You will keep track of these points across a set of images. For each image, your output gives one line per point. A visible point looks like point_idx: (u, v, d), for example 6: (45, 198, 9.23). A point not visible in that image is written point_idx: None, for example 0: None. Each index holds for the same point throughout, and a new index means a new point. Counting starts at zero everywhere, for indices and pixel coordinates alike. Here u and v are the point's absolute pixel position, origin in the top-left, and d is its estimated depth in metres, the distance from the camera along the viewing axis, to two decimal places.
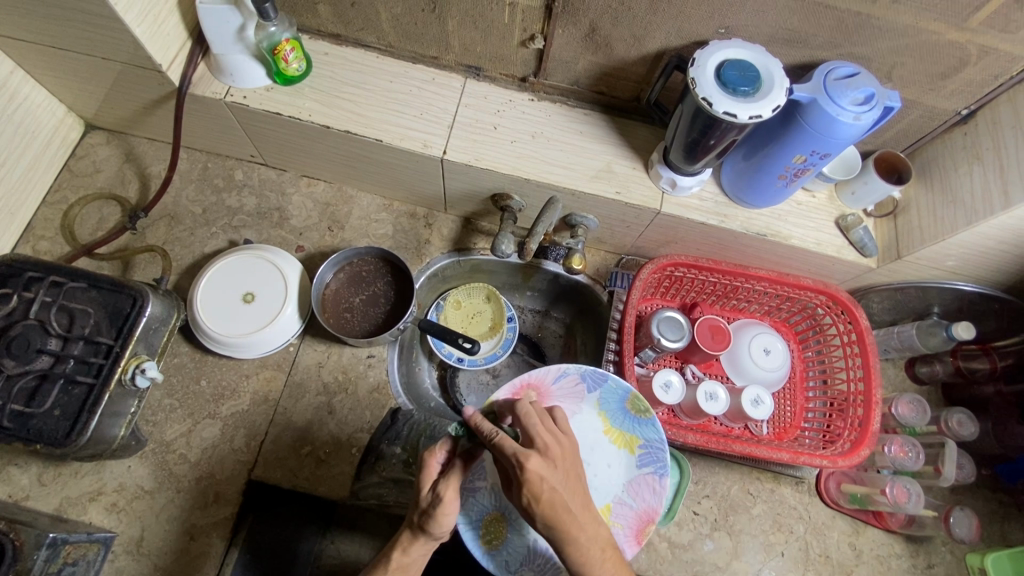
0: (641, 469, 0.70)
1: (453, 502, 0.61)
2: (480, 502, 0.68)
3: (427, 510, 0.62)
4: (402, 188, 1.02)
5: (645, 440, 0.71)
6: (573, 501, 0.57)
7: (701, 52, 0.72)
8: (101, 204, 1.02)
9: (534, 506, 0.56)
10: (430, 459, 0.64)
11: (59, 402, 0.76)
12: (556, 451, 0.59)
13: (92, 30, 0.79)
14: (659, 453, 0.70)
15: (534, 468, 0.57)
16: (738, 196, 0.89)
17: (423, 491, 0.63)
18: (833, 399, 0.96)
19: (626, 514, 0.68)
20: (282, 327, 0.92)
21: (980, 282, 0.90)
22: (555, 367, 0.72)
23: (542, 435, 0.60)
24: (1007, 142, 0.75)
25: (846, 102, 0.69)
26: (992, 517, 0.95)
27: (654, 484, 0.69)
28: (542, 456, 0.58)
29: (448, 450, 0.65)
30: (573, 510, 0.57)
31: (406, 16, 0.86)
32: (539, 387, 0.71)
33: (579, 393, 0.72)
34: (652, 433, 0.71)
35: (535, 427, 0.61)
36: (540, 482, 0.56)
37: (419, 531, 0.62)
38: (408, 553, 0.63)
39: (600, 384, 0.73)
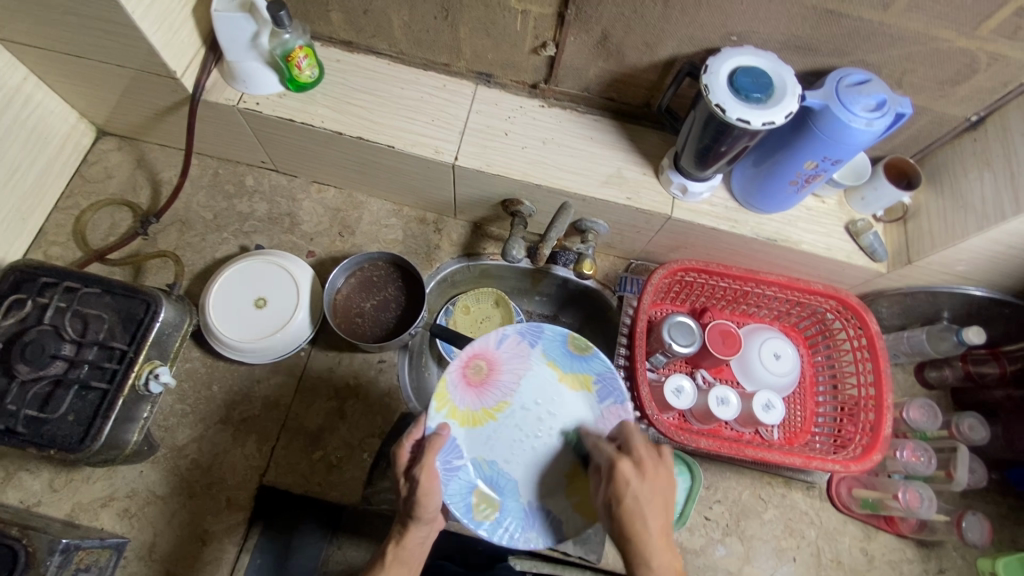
0: (602, 403, 0.73)
1: (429, 480, 0.63)
2: (463, 478, 0.69)
3: (410, 497, 0.64)
4: (412, 194, 1.03)
5: (597, 374, 0.74)
6: (654, 526, 0.59)
7: (714, 59, 0.72)
8: (112, 209, 1.02)
9: (615, 505, 0.61)
10: (399, 450, 0.67)
11: (73, 408, 0.76)
12: (647, 469, 0.62)
13: (107, 37, 0.80)
14: (613, 383, 0.73)
15: (623, 471, 0.62)
16: (749, 201, 0.89)
17: (401, 482, 0.66)
18: (843, 404, 0.96)
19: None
20: (294, 332, 0.92)
21: (990, 287, 0.90)
22: (494, 332, 0.73)
23: (639, 449, 0.64)
24: (1017, 148, 0.75)
25: (858, 109, 0.70)
26: (1003, 521, 0.95)
27: (618, 411, 0.72)
28: (635, 466, 0.62)
29: (415, 441, 0.68)
30: (652, 530, 0.59)
31: (418, 23, 0.87)
32: (484, 355, 0.72)
33: (523, 350, 0.74)
34: (602, 367, 0.74)
35: (636, 442, 0.65)
36: (625, 490, 0.61)
37: (410, 520, 0.65)
38: (405, 543, 0.65)
39: (539, 336, 0.75)
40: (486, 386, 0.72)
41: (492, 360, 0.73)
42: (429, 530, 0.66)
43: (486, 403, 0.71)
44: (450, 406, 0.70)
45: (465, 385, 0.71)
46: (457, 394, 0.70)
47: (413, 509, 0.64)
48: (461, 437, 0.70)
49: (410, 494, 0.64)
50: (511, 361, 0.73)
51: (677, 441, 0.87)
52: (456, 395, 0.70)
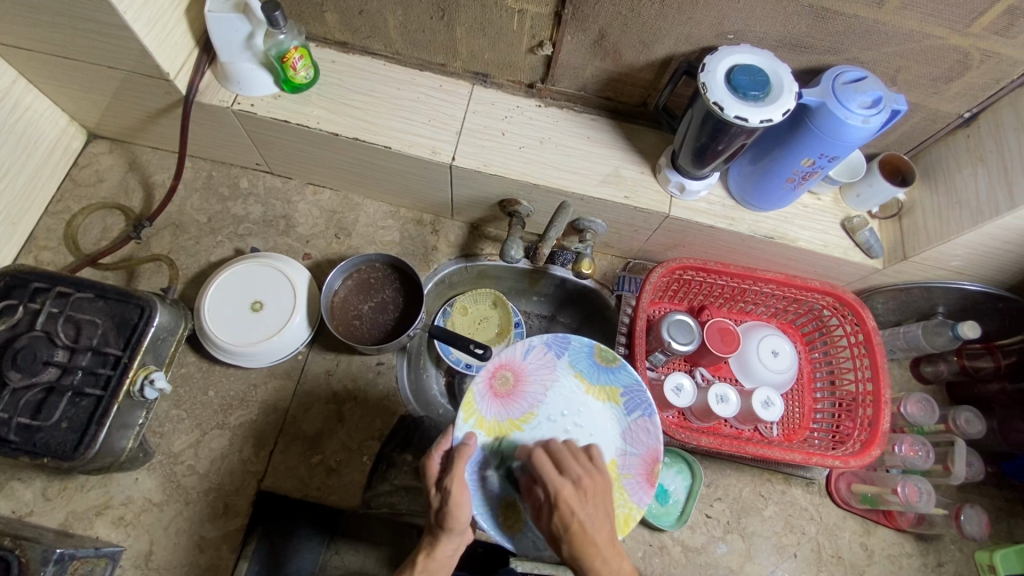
0: (630, 416, 0.72)
1: (460, 493, 0.62)
2: (490, 490, 0.67)
3: (442, 508, 0.62)
4: (409, 195, 1.02)
5: (623, 387, 0.73)
6: (602, 539, 0.60)
7: (711, 57, 0.72)
8: (104, 213, 1.01)
9: (563, 532, 0.59)
10: (428, 462, 0.65)
11: (67, 415, 0.75)
12: (587, 485, 0.62)
13: (99, 38, 0.79)
14: (640, 395, 0.73)
15: (565, 496, 0.61)
16: (746, 199, 0.89)
17: (431, 494, 0.63)
18: (841, 400, 0.96)
19: (632, 463, 0.70)
20: (291, 335, 0.91)
21: (984, 282, 0.91)
22: (520, 344, 0.73)
23: (573, 467, 0.63)
24: (1010, 144, 0.76)
25: (854, 106, 0.70)
26: (999, 514, 0.96)
27: (646, 425, 0.72)
28: (574, 487, 0.61)
29: (444, 453, 0.66)
30: (600, 545, 0.59)
31: (414, 24, 0.86)
32: (510, 366, 0.72)
33: (549, 362, 0.73)
34: (628, 379, 0.74)
35: (569, 460, 0.64)
36: (571, 515, 0.60)
37: (442, 531, 0.62)
38: (436, 555, 0.63)
39: (565, 347, 0.74)
40: (513, 398, 0.71)
41: (519, 371, 0.72)
42: (460, 542, 0.64)
43: (512, 414, 0.70)
44: (477, 416, 0.69)
45: (492, 395, 0.70)
46: (483, 404, 0.70)
47: (445, 519, 0.62)
48: (488, 448, 0.68)
49: (443, 506, 0.62)
50: (538, 373, 0.73)
51: (677, 439, 0.87)
52: (483, 405, 0.70)
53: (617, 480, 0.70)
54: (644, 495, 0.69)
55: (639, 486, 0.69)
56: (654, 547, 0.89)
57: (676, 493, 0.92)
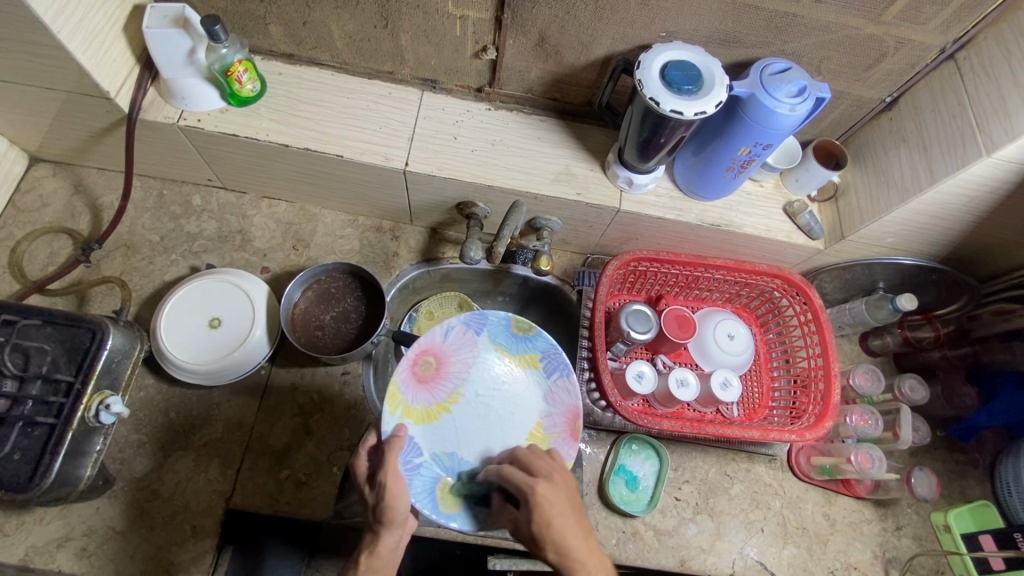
0: (550, 378, 0.76)
1: (396, 483, 0.61)
2: (426, 474, 0.69)
3: (378, 504, 0.61)
4: (366, 203, 1.03)
5: (541, 352, 0.77)
6: (581, 534, 0.57)
7: (646, 54, 0.75)
8: (51, 238, 0.98)
9: (544, 531, 0.56)
10: (357, 459, 0.65)
11: (19, 446, 0.73)
12: (560, 479, 0.61)
13: (33, 59, 0.77)
14: (557, 356, 0.77)
15: (543, 492, 0.59)
16: (692, 189, 0.93)
17: (366, 491, 0.62)
18: (796, 377, 1.00)
19: (555, 422, 0.74)
20: (253, 349, 0.90)
21: (919, 256, 0.96)
22: (439, 327, 0.75)
23: (544, 466, 0.63)
24: (927, 123, 0.81)
25: (781, 95, 0.74)
26: (951, 475, 1.01)
27: (566, 385, 0.76)
28: (548, 481, 0.60)
29: (371, 451, 0.66)
30: (582, 537, 0.57)
31: (358, 33, 0.87)
32: (431, 351, 0.74)
33: (470, 340, 0.76)
34: (546, 344, 0.77)
35: (538, 461, 0.64)
36: (549, 506, 0.58)
37: (381, 526, 0.61)
38: (379, 551, 0.61)
39: (484, 323, 0.77)
40: (435, 381, 0.73)
41: (439, 354, 0.75)
42: (401, 533, 0.63)
43: (438, 397, 0.73)
44: (404, 407, 0.71)
45: (415, 382, 0.72)
46: (409, 393, 0.72)
47: (382, 512, 0.60)
48: (420, 434, 0.71)
49: (377, 501, 0.61)
50: (460, 352, 0.76)
51: (641, 425, 0.90)
52: (408, 395, 0.71)
53: (544, 440, 0.73)
54: (570, 449, 0.73)
55: (565, 442, 0.73)
56: (627, 533, 0.91)
57: (644, 479, 0.95)
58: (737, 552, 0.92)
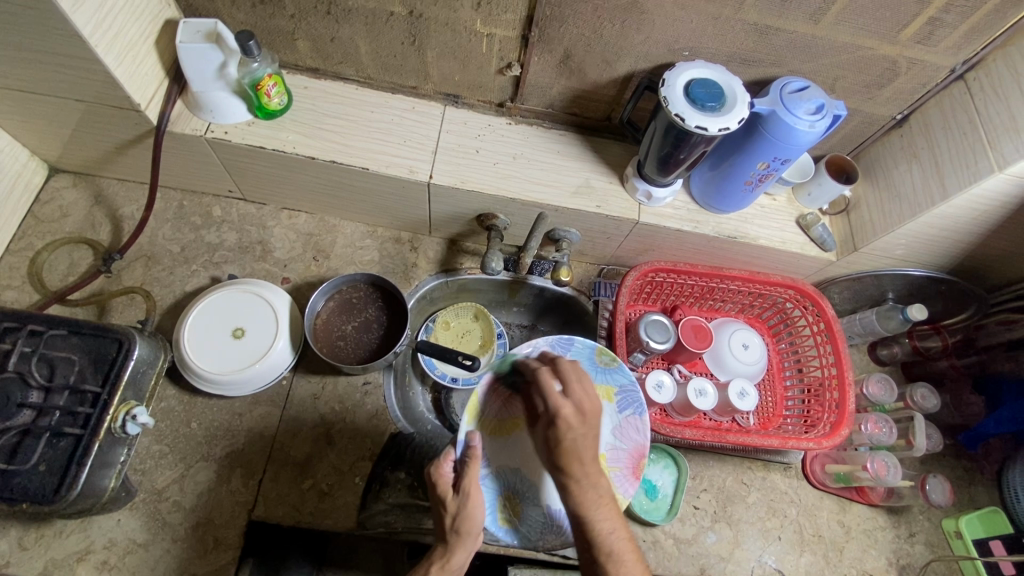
0: (622, 412, 0.76)
1: (476, 493, 0.64)
2: (489, 487, 0.70)
3: (459, 513, 0.63)
4: (386, 214, 1.04)
5: (619, 387, 0.77)
6: (589, 459, 0.63)
7: (670, 73, 0.78)
8: (71, 248, 0.99)
9: (555, 445, 0.63)
10: (438, 472, 0.65)
11: (45, 457, 0.72)
12: (586, 408, 0.65)
13: (67, 71, 0.78)
14: (634, 395, 0.77)
15: (565, 415, 0.64)
16: (709, 203, 0.96)
17: (447, 499, 0.64)
18: (809, 386, 1.02)
19: (621, 457, 0.74)
20: (274, 360, 0.90)
21: (927, 267, 0.99)
22: (527, 343, 0.75)
23: (576, 390, 0.66)
24: (939, 140, 0.84)
25: (801, 112, 0.77)
26: (960, 482, 1.03)
27: (637, 423, 0.76)
28: (574, 408, 0.65)
29: (454, 462, 0.67)
30: (586, 461, 0.63)
31: (385, 49, 0.89)
32: (516, 367, 0.73)
33: None
34: (624, 380, 0.78)
35: (574, 381, 0.67)
36: (564, 429, 0.63)
37: (457, 537, 0.63)
38: (451, 565, 0.61)
39: (568, 346, 0.78)
40: (514, 397, 0.72)
41: None
42: (471, 548, 0.64)
43: (513, 412, 0.71)
44: (480, 417, 0.70)
45: (495, 395, 0.72)
46: (487, 405, 0.71)
47: (462, 521, 0.63)
48: (490, 446, 0.70)
49: (460, 510, 0.63)
50: None
51: (662, 433, 0.91)
52: (487, 406, 0.71)
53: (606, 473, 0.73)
54: (630, 487, 0.73)
55: (626, 479, 0.73)
56: (648, 542, 0.91)
57: (664, 488, 0.94)
58: (755, 560, 0.93)
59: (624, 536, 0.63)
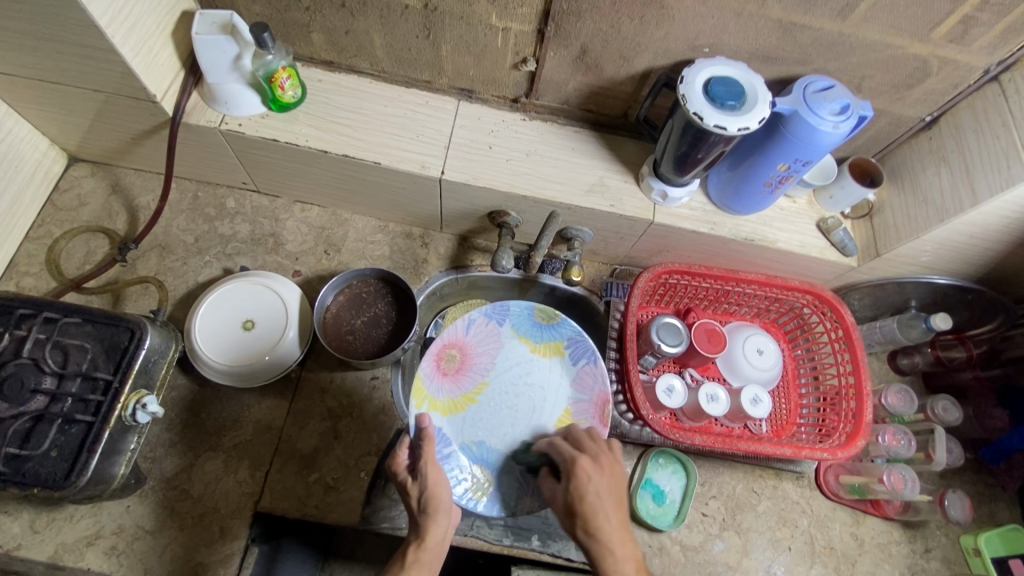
0: (577, 363, 0.82)
1: (435, 472, 0.66)
2: (457, 464, 0.75)
3: (423, 495, 0.65)
4: (398, 210, 1.04)
5: (567, 339, 0.84)
6: (614, 519, 0.63)
7: (689, 69, 0.76)
8: (88, 237, 1.00)
9: (578, 502, 0.64)
10: (396, 460, 0.69)
11: (57, 443, 0.72)
12: (603, 461, 0.67)
13: (83, 61, 0.79)
14: (583, 344, 0.83)
15: (583, 466, 0.66)
16: (726, 204, 0.93)
17: (409, 484, 0.66)
18: (825, 394, 1.00)
19: (585, 406, 0.80)
20: (284, 352, 0.91)
21: (953, 275, 0.96)
22: (460, 322, 0.83)
23: (590, 445, 0.69)
24: (970, 144, 0.81)
25: (824, 112, 0.74)
26: (980, 498, 0.99)
27: (593, 371, 0.82)
28: (592, 460, 0.67)
29: (410, 448, 0.71)
30: (614, 522, 0.63)
31: (400, 43, 0.88)
32: (456, 344, 0.81)
33: (492, 332, 0.83)
34: (570, 332, 0.84)
35: (587, 440, 0.70)
36: (586, 483, 0.65)
37: (427, 516, 0.64)
38: (427, 544, 0.62)
39: (505, 315, 0.85)
40: (461, 372, 0.80)
41: (463, 347, 0.82)
42: (448, 525, 0.64)
43: (464, 388, 0.80)
44: (429, 400, 0.78)
45: (440, 375, 0.80)
46: (435, 386, 0.79)
47: (427, 501, 0.64)
48: (446, 425, 0.77)
49: (422, 491, 0.65)
50: (483, 345, 0.83)
51: (672, 439, 0.89)
52: (434, 387, 0.79)
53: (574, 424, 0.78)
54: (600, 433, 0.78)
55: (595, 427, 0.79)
56: (654, 548, 0.89)
57: (671, 494, 0.93)
58: (764, 570, 0.91)
59: None
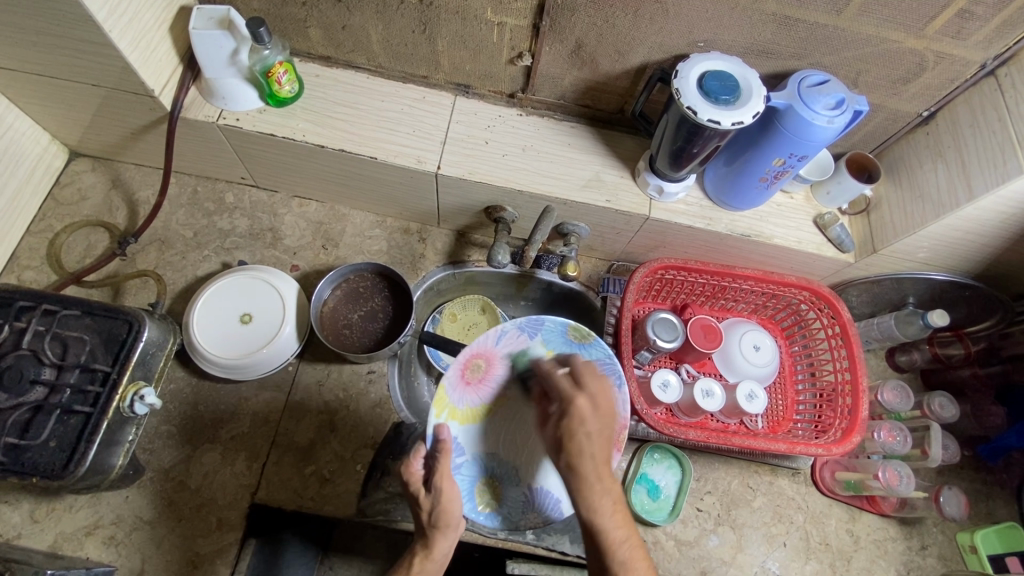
0: None
1: (449, 486, 0.63)
2: (467, 475, 0.71)
3: (434, 508, 0.63)
4: (395, 205, 1.04)
5: (597, 361, 0.76)
6: (599, 455, 0.62)
7: (683, 64, 0.76)
8: (88, 231, 1.01)
9: (567, 439, 0.62)
10: (409, 471, 0.64)
11: (56, 433, 0.73)
12: (600, 402, 0.64)
13: (81, 56, 0.79)
14: (613, 368, 0.75)
15: (577, 405, 0.63)
16: (722, 199, 0.93)
17: (421, 496, 0.63)
18: (821, 390, 0.99)
19: None
20: (281, 346, 0.91)
21: (951, 272, 0.96)
22: (492, 332, 0.74)
23: (586, 380, 0.66)
24: (966, 139, 0.80)
25: (819, 107, 0.74)
26: (977, 496, 0.99)
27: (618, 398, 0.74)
28: (588, 399, 0.64)
29: (425, 457, 0.66)
30: (599, 462, 0.62)
31: (396, 38, 0.89)
32: (483, 355, 0.73)
33: (523, 344, 0.74)
34: (601, 354, 0.76)
35: (585, 375, 0.66)
36: (577, 420, 0.62)
37: (437, 529, 0.63)
38: (433, 555, 0.62)
39: (539, 328, 0.75)
40: (484, 384, 0.73)
41: (491, 358, 0.74)
42: (455, 538, 0.64)
43: (485, 399, 0.73)
44: (450, 409, 0.71)
45: (463, 385, 0.72)
46: (456, 395, 0.72)
47: (439, 517, 0.62)
48: (462, 436, 0.72)
49: (434, 506, 0.63)
50: (511, 357, 0.74)
51: (666, 434, 0.89)
52: (455, 397, 0.72)
53: None
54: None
55: None
56: (649, 543, 0.90)
57: (666, 489, 0.93)
58: (758, 565, 0.91)
59: (635, 545, 0.61)
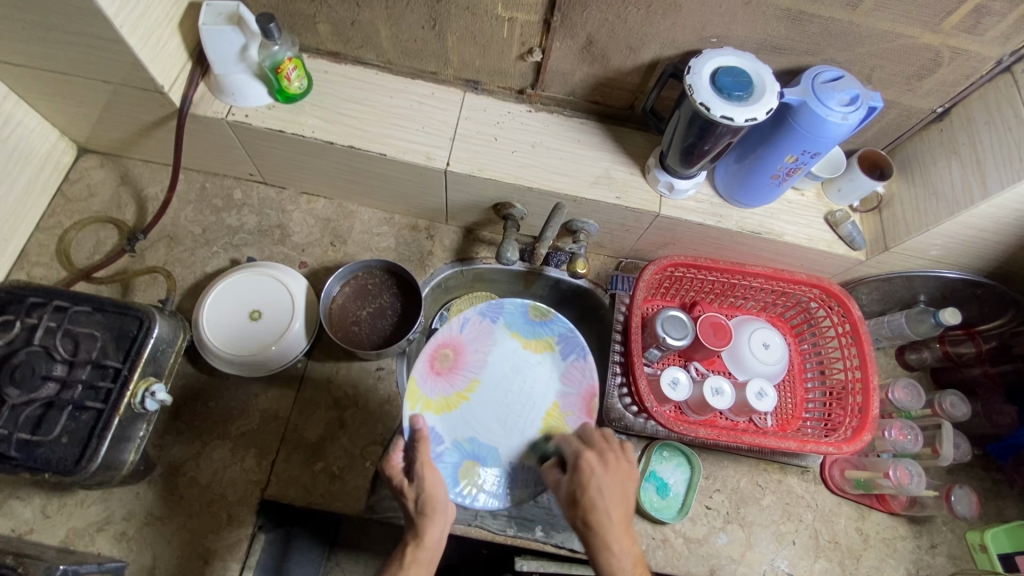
0: (567, 359, 0.82)
1: (431, 473, 0.66)
2: (449, 462, 0.75)
3: (420, 497, 0.66)
4: (403, 202, 1.04)
5: (558, 336, 0.83)
6: (614, 513, 0.64)
7: (696, 60, 0.75)
8: (97, 227, 1.01)
9: (581, 495, 0.65)
10: (392, 463, 0.68)
11: (68, 429, 0.73)
12: (611, 460, 0.68)
13: (92, 52, 0.79)
14: (574, 339, 0.83)
15: (587, 461, 0.67)
16: (733, 196, 0.93)
17: (405, 486, 0.66)
18: (831, 389, 0.99)
19: (572, 401, 0.80)
20: (290, 343, 0.91)
21: (963, 270, 0.95)
22: (455, 320, 0.82)
23: (600, 442, 0.70)
24: (981, 135, 0.80)
25: (833, 103, 0.74)
26: (987, 494, 0.99)
27: (581, 366, 0.81)
28: (598, 457, 0.68)
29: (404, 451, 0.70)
30: (614, 519, 0.64)
31: (406, 34, 0.88)
32: (450, 343, 0.80)
33: (486, 329, 0.83)
34: (562, 329, 0.83)
35: (598, 439, 0.71)
36: (590, 475, 0.66)
37: (425, 517, 0.64)
38: (424, 543, 0.63)
39: (499, 312, 0.84)
40: (455, 371, 0.79)
41: (457, 345, 0.81)
42: (444, 523, 0.66)
43: (457, 386, 0.78)
44: (423, 400, 0.76)
45: (434, 375, 0.78)
46: (427, 386, 0.77)
47: (424, 503, 0.65)
48: (439, 423, 0.76)
49: (419, 494, 0.65)
50: (475, 342, 0.82)
51: (676, 432, 0.89)
52: (427, 388, 0.77)
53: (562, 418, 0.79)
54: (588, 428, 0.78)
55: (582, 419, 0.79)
56: (657, 540, 0.90)
57: (676, 486, 0.94)
58: (767, 563, 0.91)
59: None
